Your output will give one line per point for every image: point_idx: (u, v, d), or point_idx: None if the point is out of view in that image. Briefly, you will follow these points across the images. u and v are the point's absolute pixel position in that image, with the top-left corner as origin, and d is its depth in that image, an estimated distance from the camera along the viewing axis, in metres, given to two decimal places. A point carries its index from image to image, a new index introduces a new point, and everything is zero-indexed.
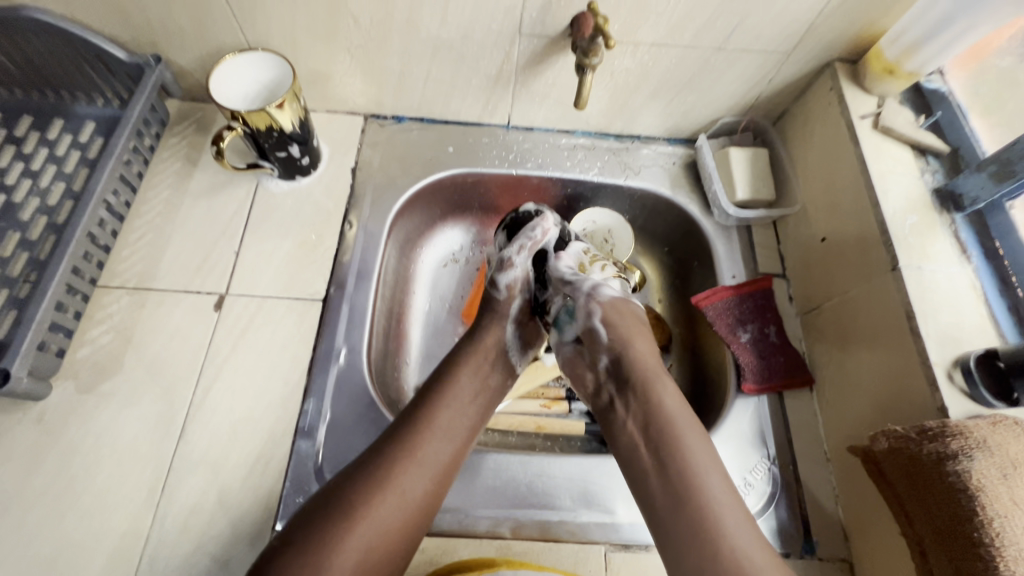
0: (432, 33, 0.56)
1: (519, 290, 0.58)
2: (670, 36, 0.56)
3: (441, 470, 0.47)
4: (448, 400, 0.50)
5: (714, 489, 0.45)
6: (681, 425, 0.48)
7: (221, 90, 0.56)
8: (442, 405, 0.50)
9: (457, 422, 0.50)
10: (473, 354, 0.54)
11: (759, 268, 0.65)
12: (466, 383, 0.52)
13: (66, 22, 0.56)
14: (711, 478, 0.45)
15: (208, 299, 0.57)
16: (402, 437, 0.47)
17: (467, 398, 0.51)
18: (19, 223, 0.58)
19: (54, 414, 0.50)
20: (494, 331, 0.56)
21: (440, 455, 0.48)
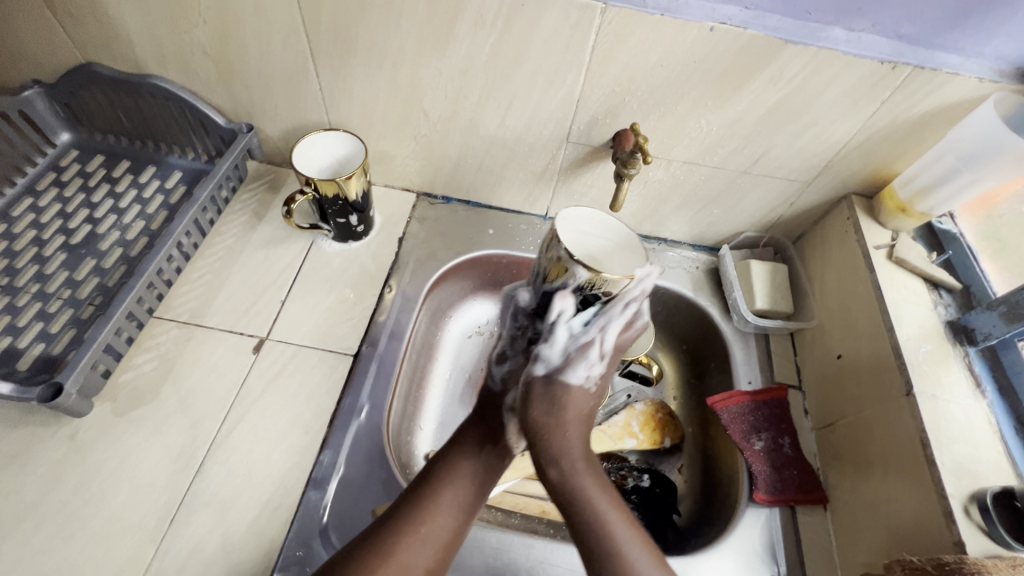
0: (490, 131, 0.64)
1: (517, 381, 0.61)
2: (700, 157, 0.63)
3: (443, 544, 0.48)
4: (463, 481, 0.52)
5: (615, 523, 0.49)
6: (574, 458, 0.53)
7: (299, 159, 0.63)
8: (458, 485, 0.51)
9: (465, 500, 0.50)
10: (493, 438, 0.56)
11: (775, 377, 0.66)
12: (482, 462, 0.54)
13: (181, 90, 0.66)
14: (609, 513, 0.49)
15: (249, 341, 0.60)
16: (411, 514, 0.48)
17: (479, 475, 0.53)
18: (97, 252, 0.64)
19: (86, 432, 0.52)
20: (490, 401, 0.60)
21: (445, 529, 0.48)
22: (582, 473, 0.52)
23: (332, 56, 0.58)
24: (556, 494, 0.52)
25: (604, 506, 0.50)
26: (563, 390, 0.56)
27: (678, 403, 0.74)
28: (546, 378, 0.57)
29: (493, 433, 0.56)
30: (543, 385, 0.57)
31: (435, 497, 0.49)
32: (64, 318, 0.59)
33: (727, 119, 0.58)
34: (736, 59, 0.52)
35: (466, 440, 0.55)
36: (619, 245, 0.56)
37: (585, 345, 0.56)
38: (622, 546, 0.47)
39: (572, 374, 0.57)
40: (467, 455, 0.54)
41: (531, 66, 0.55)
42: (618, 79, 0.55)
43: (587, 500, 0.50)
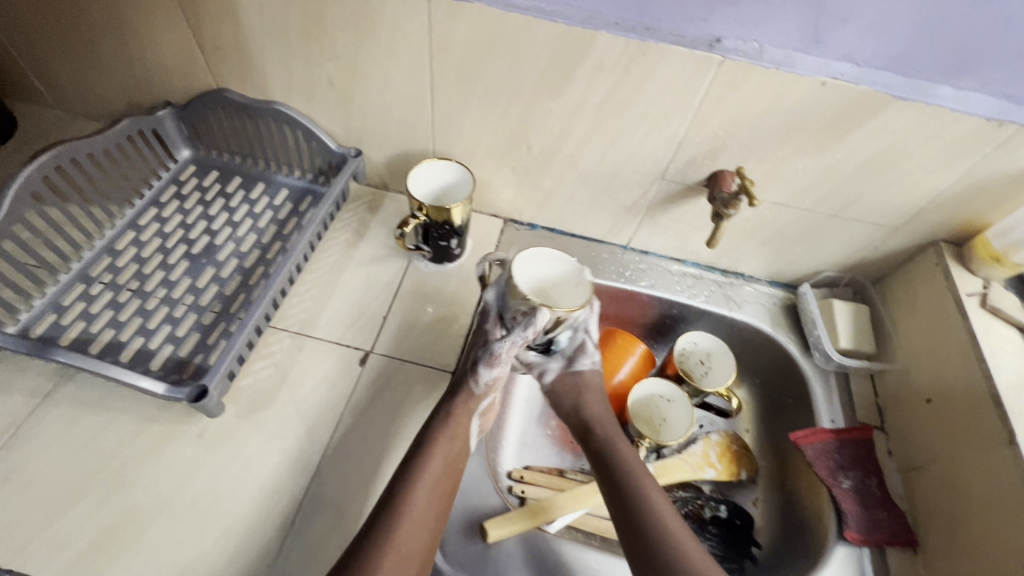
0: (588, 166, 0.68)
1: (495, 386, 0.62)
2: (792, 199, 0.65)
3: (424, 530, 0.51)
4: (430, 489, 0.53)
5: (660, 506, 0.56)
6: (622, 453, 0.61)
7: (414, 186, 0.68)
8: (423, 493, 0.53)
9: (436, 491, 0.54)
10: (448, 442, 0.56)
11: (857, 416, 0.67)
12: (446, 453, 0.56)
13: (301, 116, 0.71)
14: (658, 498, 0.57)
15: (355, 353, 0.64)
16: (383, 525, 0.50)
17: (440, 479, 0.54)
18: (216, 261, 0.69)
19: (213, 432, 0.56)
20: (467, 400, 0.59)
21: (412, 537, 0.50)
22: (635, 465, 0.60)
23: (451, 92, 0.63)
24: (604, 477, 0.60)
25: (656, 496, 0.57)
26: (582, 379, 0.68)
27: (750, 436, 0.76)
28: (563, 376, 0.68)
29: (450, 437, 0.57)
30: (569, 376, 0.68)
31: (404, 507, 0.51)
32: (189, 322, 0.63)
33: (825, 166, 0.60)
34: (844, 111, 0.54)
35: (427, 445, 0.55)
36: (572, 274, 0.60)
37: (579, 350, 0.69)
38: (670, 526, 0.54)
39: (582, 362, 0.69)
40: (429, 461, 0.54)
41: (640, 109, 0.59)
42: (724, 123, 0.58)
43: (640, 488, 0.58)
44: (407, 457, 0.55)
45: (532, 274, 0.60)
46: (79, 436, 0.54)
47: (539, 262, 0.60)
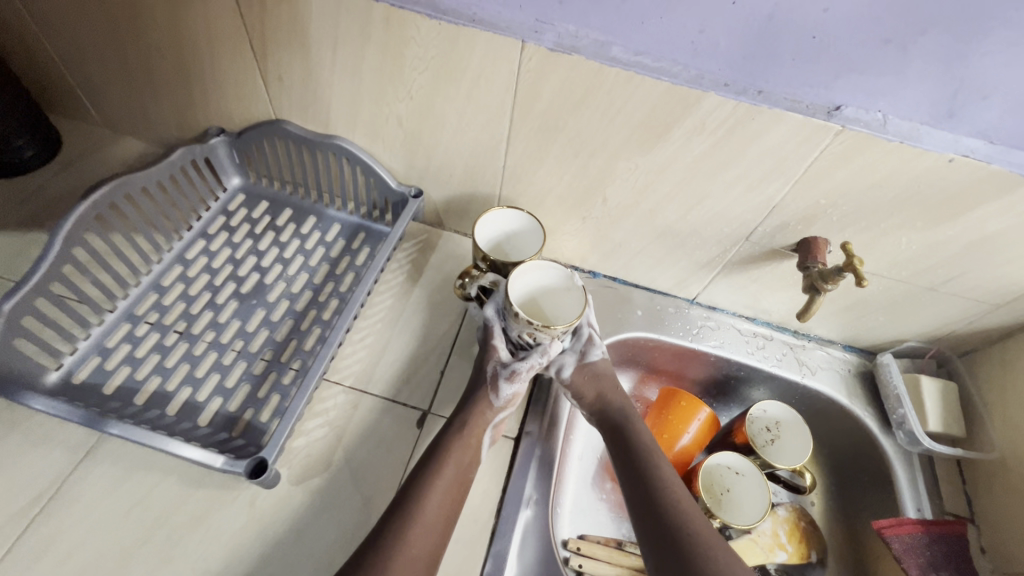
0: (666, 222, 0.63)
1: (514, 403, 0.59)
2: (887, 269, 0.61)
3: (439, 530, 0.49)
4: (440, 500, 0.50)
5: (684, 497, 0.51)
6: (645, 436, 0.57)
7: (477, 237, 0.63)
8: (434, 504, 0.49)
9: (449, 485, 0.51)
10: (463, 452, 0.53)
11: (945, 505, 0.62)
12: (462, 449, 0.54)
13: (362, 152, 0.67)
14: (680, 488, 0.52)
15: (413, 413, 0.60)
16: (388, 538, 0.46)
17: (452, 487, 0.51)
18: (266, 303, 0.65)
19: (265, 500, 0.52)
20: (483, 408, 0.57)
21: (418, 552, 0.47)
22: (658, 452, 0.55)
23: (529, 140, 0.59)
24: (626, 471, 0.54)
25: (686, 501, 0.51)
26: (599, 368, 0.62)
27: (818, 510, 0.70)
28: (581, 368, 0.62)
29: (468, 447, 0.54)
30: (583, 367, 0.62)
31: (411, 518, 0.48)
32: (238, 371, 0.59)
33: (932, 241, 0.56)
34: (968, 190, 0.50)
35: (441, 454, 0.53)
36: (551, 285, 0.60)
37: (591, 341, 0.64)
38: (691, 516, 0.49)
39: (594, 354, 0.63)
40: (442, 470, 0.51)
41: (736, 171, 0.55)
42: (828, 192, 0.54)
43: (664, 483, 0.52)
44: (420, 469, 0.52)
45: (524, 287, 0.61)
46: (124, 499, 0.50)
47: (536, 272, 0.60)
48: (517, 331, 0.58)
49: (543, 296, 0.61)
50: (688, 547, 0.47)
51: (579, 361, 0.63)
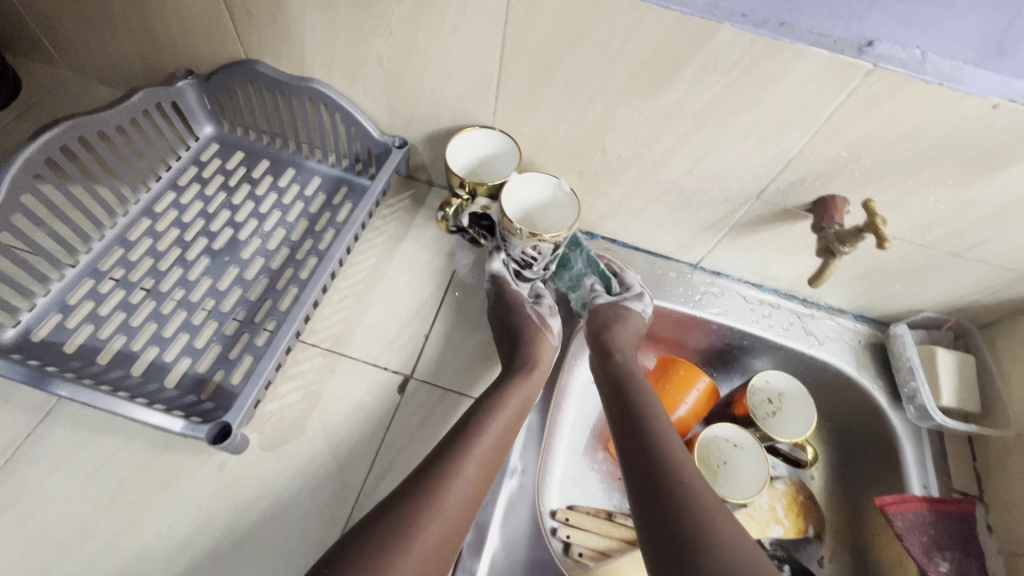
0: (671, 178, 0.58)
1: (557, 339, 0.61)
2: (911, 232, 0.55)
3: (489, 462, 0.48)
4: (502, 428, 0.50)
5: (678, 449, 0.48)
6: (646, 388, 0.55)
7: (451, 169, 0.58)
8: (495, 431, 0.49)
9: (510, 422, 0.51)
10: (526, 387, 0.53)
11: (954, 483, 0.59)
12: (523, 390, 0.53)
13: (340, 97, 0.62)
14: (675, 442, 0.49)
15: (394, 378, 0.57)
16: (448, 461, 0.46)
17: (511, 422, 0.51)
18: (240, 260, 0.61)
19: (234, 466, 0.49)
20: (544, 347, 0.57)
21: (477, 475, 0.46)
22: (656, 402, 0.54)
23: (522, 82, 0.53)
24: (620, 420, 0.53)
25: (680, 452, 0.48)
26: (628, 314, 0.62)
27: (818, 484, 0.68)
28: (613, 305, 0.63)
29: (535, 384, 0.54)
30: (609, 308, 0.62)
31: (470, 444, 0.47)
32: (208, 332, 0.56)
33: (963, 200, 0.50)
34: (1010, 140, 0.44)
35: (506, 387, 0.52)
36: (542, 194, 0.59)
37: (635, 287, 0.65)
38: (683, 464, 0.47)
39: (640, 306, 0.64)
40: (506, 399, 0.51)
41: (751, 118, 0.49)
42: (851, 144, 0.48)
43: (657, 431, 0.50)
44: (482, 399, 0.52)
45: (516, 203, 0.59)
46: (85, 464, 0.48)
47: (524, 186, 0.58)
48: (519, 249, 0.57)
49: (532, 208, 0.60)
50: (675, 496, 0.44)
51: (616, 300, 0.63)
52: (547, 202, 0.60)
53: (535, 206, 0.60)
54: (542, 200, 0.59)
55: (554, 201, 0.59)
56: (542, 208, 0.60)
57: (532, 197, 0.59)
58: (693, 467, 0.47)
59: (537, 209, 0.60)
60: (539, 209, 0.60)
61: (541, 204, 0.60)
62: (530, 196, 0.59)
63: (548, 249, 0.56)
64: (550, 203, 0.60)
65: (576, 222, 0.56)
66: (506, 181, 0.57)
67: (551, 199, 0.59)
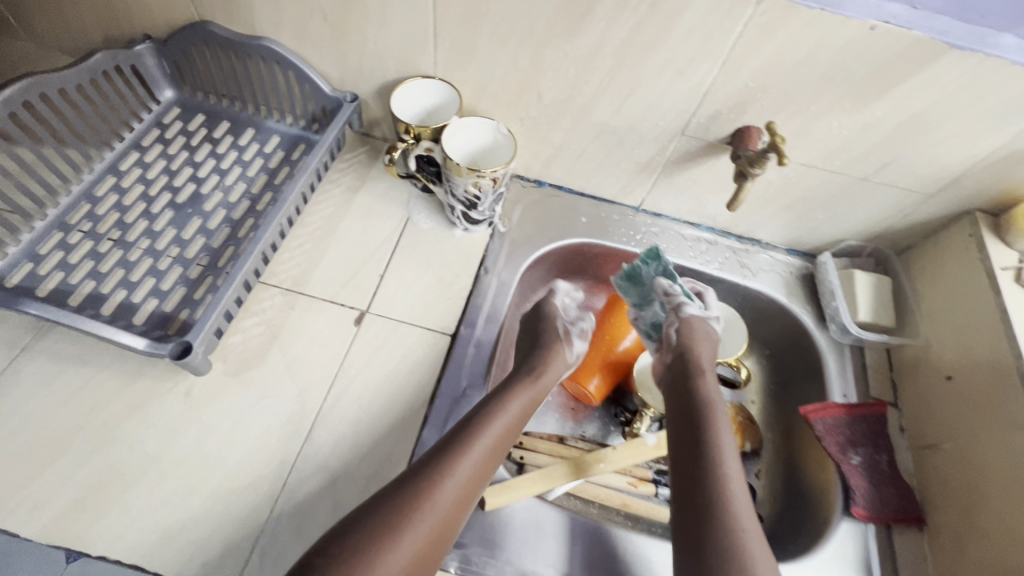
0: (603, 118, 0.63)
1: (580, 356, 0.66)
2: (822, 159, 0.60)
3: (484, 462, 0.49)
4: (503, 428, 0.52)
5: (730, 464, 0.49)
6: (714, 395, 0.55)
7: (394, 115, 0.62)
8: (497, 430, 0.51)
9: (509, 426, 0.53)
10: (528, 393, 0.57)
11: (871, 391, 0.65)
12: (523, 395, 0.56)
13: (291, 55, 0.65)
14: (730, 458, 0.49)
15: (350, 312, 0.61)
16: (448, 454, 0.48)
17: (510, 425, 0.53)
18: (203, 212, 0.65)
19: (200, 390, 0.53)
20: (557, 358, 0.61)
21: (474, 471, 0.48)
22: (718, 411, 0.53)
23: (456, 29, 0.57)
24: (686, 421, 0.53)
25: (734, 468, 0.49)
26: (710, 334, 0.62)
27: (757, 408, 0.73)
28: (690, 318, 0.61)
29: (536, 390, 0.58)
30: (699, 324, 0.61)
31: (474, 438, 0.50)
32: (174, 276, 0.60)
33: (861, 123, 0.55)
34: (891, 61, 0.49)
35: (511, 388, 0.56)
36: (483, 138, 0.64)
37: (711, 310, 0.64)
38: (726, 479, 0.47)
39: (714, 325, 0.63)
40: (511, 404, 0.54)
41: (664, 53, 0.53)
42: (755, 73, 0.53)
43: (714, 440, 0.50)
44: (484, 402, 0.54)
45: (459, 146, 0.63)
46: (60, 392, 0.52)
47: (465, 130, 0.62)
48: (462, 187, 0.61)
49: (475, 152, 0.64)
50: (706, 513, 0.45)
51: (703, 316, 0.62)
52: (488, 146, 0.64)
53: (478, 151, 0.64)
54: (484, 144, 0.64)
55: (494, 144, 0.64)
56: (484, 152, 0.64)
57: (474, 141, 0.63)
58: (740, 485, 0.47)
59: (479, 154, 0.64)
60: (481, 153, 0.64)
61: (483, 148, 0.64)
62: (472, 140, 0.63)
63: (488, 187, 0.61)
64: (492, 146, 0.64)
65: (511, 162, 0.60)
66: (446, 124, 0.61)
67: (492, 143, 0.64)
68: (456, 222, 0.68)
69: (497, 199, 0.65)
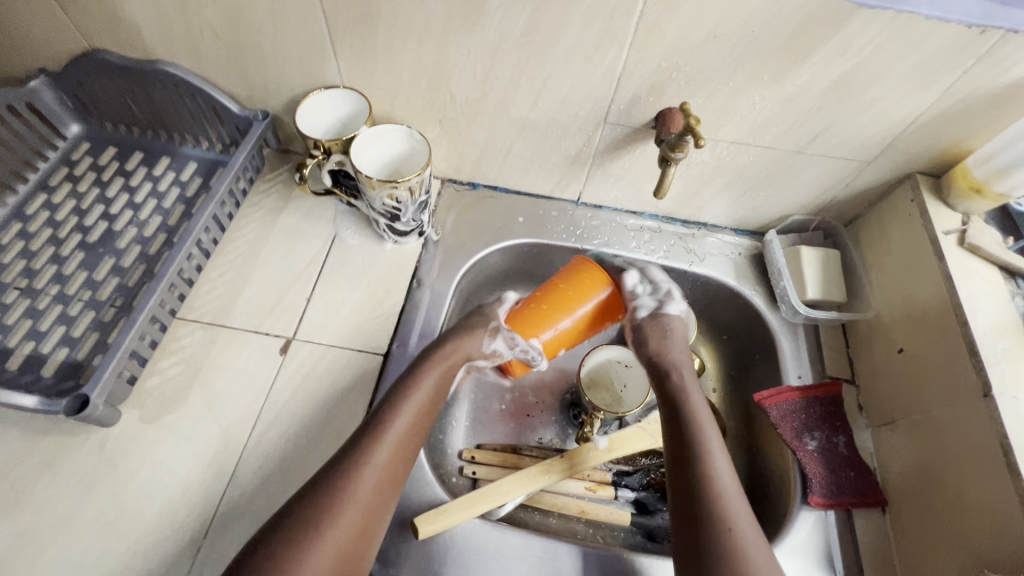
0: (522, 113, 0.60)
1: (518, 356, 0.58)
2: (752, 136, 0.58)
3: (388, 468, 0.46)
4: (395, 440, 0.48)
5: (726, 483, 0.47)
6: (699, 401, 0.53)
7: (301, 130, 0.60)
8: (389, 443, 0.47)
9: (412, 422, 0.50)
10: (433, 379, 0.53)
11: (826, 370, 0.62)
12: (431, 388, 0.53)
13: (191, 76, 0.62)
14: (725, 476, 0.47)
15: (276, 341, 0.58)
16: (347, 463, 0.45)
17: (414, 417, 0.50)
18: (115, 251, 0.62)
19: (116, 441, 0.51)
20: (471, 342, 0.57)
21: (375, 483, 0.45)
22: (703, 418, 0.51)
23: (352, 34, 0.54)
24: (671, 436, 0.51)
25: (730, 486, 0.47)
26: (670, 326, 0.59)
27: (718, 396, 0.71)
28: (652, 316, 0.59)
29: (446, 370, 0.55)
30: (653, 324, 0.59)
31: (366, 454, 0.46)
32: (85, 321, 0.57)
33: (784, 95, 0.52)
34: (802, 28, 0.46)
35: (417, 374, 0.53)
36: (399, 145, 0.61)
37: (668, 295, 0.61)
38: (726, 496, 0.46)
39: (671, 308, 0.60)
40: (402, 409, 0.50)
41: (569, 40, 0.51)
42: (665, 52, 0.50)
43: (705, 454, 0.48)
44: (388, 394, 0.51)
45: (373, 157, 0.60)
46: None
47: (378, 140, 0.60)
48: (378, 200, 0.58)
49: (393, 160, 0.61)
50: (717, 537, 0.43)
51: (654, 309, 0.60)
52: (405, 152, 0.61)
53: (396, 158, 0.61)
54: (401, 151, 0.61)
55: (410, 149, 0.61)
56: (402, 159, 0.61)
57: (388, 150, 0.61)
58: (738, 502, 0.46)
59: (397, 162, 0.61)
60: (399, 161, 0.61)
61: (399, 154, 0.61)
62: (387, 149, 0.61)
63: (405, 196, 0.58)
64: (409, 152, 0.61)
65: (428, 164, 0.57)
66: (355, 135, 0.58)
67: (408, 149, 0.61)
68: (384, 235, 0.65)
69: (422, 208, 0.62)
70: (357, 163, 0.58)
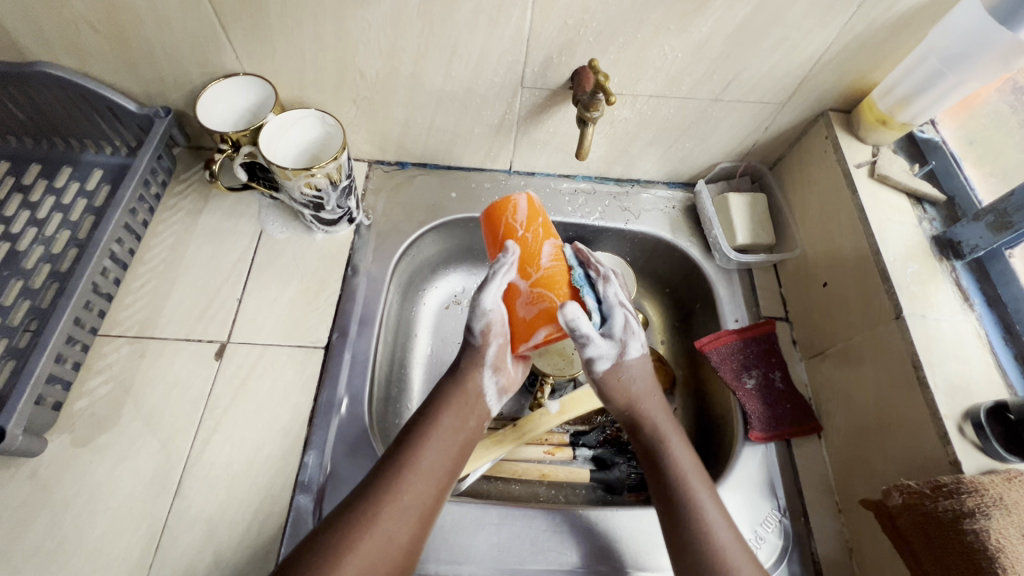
0: (437, 86, 0.58)
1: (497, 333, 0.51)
2: (668, 88, 0.58)
3: (423, 511, 0.44)
4: (428, 485, 0.45)
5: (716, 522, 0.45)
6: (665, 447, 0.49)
7: (199, 119, 0.56)
8: (419, 488, 0.44)
9: (438, 464, 0.46)
10: (460, 404, 0.50)
11: (762, 311, 0.65)
12: (457, 426, 0.49)
13: (77, 77, 0.58)
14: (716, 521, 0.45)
15: (209, 347, 0.56)
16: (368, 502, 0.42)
17: (447, 456, 0.47)
18: (22, 272, 0.58)
19: (48, 469, 0.49)
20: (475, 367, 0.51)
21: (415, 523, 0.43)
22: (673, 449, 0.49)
23: (242, 17, 0.51)
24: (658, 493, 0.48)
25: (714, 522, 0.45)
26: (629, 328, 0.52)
27: (666, 347, 0.73)
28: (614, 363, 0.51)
29: (460, 410, 0.49)
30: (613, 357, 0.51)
31: (387, 496, 0.43)
32: None
33: (692, 43, 0.52)
34: None
35: (428, 419, 0.48)
36: (312, 129, 0.59)
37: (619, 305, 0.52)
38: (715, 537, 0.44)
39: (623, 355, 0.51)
40: (428, 447, 0.46)
41: (469, 4, 0.49)
42: (568, 11, 0.49)
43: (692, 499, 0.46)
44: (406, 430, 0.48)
45: (285, 143, 0.58)
46: None
47: (291, 128, 0.58)
48: (297, 190, 0.56)
49: (307, 146, 0.59)
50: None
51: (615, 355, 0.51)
52: (318, 136, 0.59)
53: (308, 141, 0.59)
54: (314, 136, 0.59)
55: (324, 133, 0.59)
56: (315, 141, 0.59)
57: (301, 134, 0.59)
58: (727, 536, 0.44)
59: (310, 145, 0.59)
60: (314, 144, 0.59)
61: (313, 138, 0.59)
62: (299, 134, 0.59)
63: (324, 182, 0.55)
64: (322, 137, 0.59)
65: (343, 146, 0.55)
66: (262, 124, 0.55)
67: (322, 133, 0.59)
68: (312, 226, 0.63)
69: (346, 193, 0.60)
70: (265, 150, 0.56)
